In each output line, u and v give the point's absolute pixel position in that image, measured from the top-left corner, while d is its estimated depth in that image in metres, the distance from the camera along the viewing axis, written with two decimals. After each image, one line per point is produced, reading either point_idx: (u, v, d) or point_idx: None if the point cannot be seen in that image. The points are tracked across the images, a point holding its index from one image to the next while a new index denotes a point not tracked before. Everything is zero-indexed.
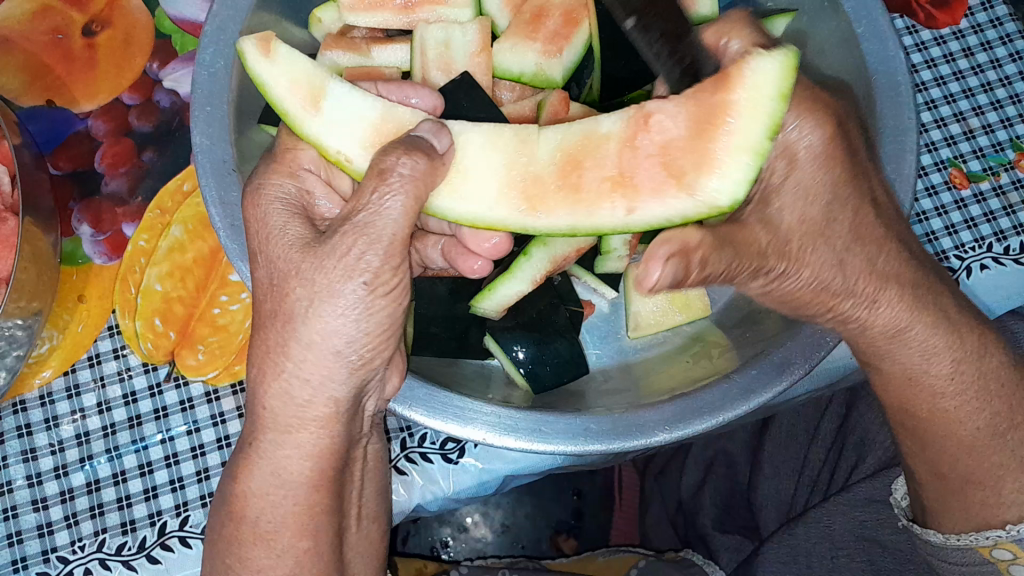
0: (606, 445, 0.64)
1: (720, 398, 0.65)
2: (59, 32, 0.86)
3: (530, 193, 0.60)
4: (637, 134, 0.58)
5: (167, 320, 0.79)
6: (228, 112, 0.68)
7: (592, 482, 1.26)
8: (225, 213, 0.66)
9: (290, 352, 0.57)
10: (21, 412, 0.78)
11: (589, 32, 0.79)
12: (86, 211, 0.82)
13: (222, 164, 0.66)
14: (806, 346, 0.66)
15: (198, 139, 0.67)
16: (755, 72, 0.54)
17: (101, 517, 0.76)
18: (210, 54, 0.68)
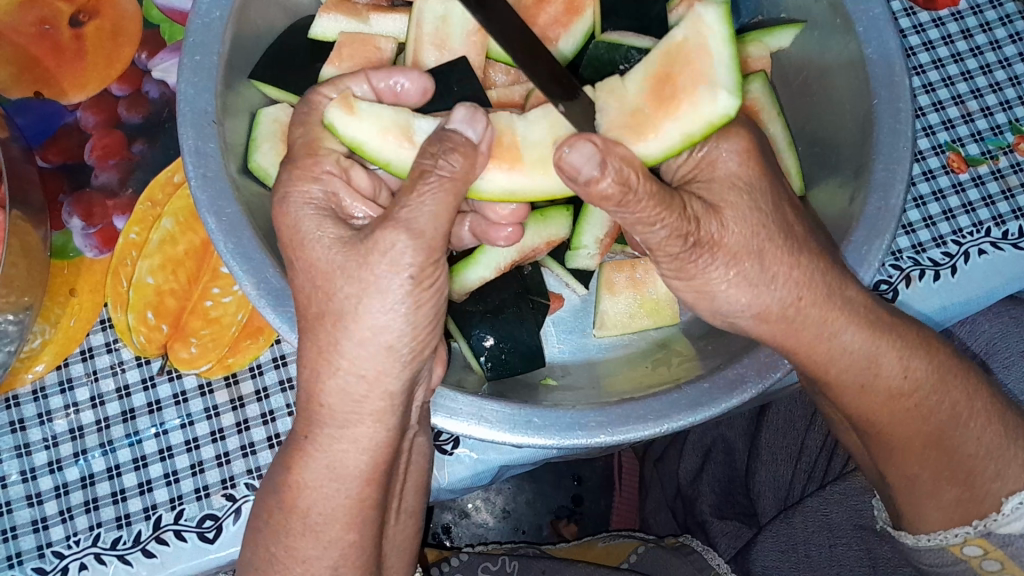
0: (589, 438, 0.64)
1: (707, 390, 0.65)
2: (47, 23, 0.85)
3: (634, 123, 0.63)
4: (699, 40, 0.63)
5: (160, 314, 0.79)
6: (217, 63, 0.70)
7: (593, 468, 1.26)
8: (198, 160, 0.67)
9: (342, 350, 0.58)
10: (13, 408, 0.77)
11: (591, 21, 0.79)
12: (76, 204, 0.82)
13: (202, 114, 0.68)
14: (763, 359, 0.66)
15: (183, 84, 0.68)
16: (698, 17, 0.64)
17: (95, 512, 0.76)
18: (198, 41, 0.69)
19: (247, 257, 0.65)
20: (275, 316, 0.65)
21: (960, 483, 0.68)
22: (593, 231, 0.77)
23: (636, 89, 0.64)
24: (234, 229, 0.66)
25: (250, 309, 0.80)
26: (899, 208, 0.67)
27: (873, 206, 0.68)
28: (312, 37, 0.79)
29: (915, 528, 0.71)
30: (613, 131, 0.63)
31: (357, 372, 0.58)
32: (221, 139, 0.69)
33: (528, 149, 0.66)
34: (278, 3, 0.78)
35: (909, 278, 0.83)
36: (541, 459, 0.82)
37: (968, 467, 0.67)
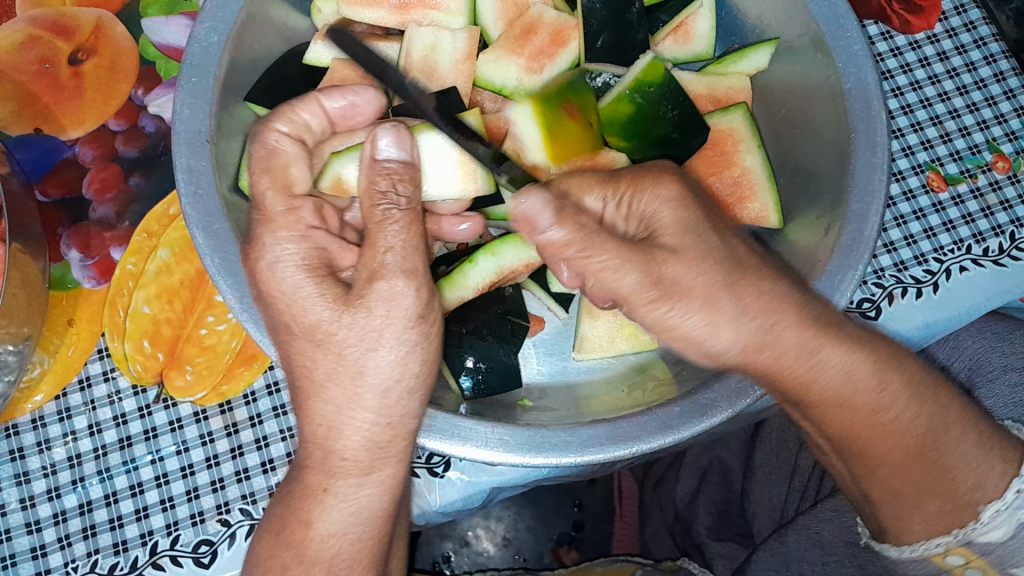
0: (558, 458, 0.66)
1: (681, 414, 0.67)
2: (47, 62, 0.88)
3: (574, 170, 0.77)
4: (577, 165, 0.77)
5: (156, 342, 0.80)
6: (212, 85, 0.72)
7: (594, 493, 1.27)
8: (191, 179, 0.69)
9: (362, 402, 0.61)
10: (13, 437, 0.79)
11: (575, 53, 0.82)
12: (75, 236, 0.84)
13: (196, 134, 0.70)
14: (731, 389, 0.67)
15: (178, 106, 0.70)
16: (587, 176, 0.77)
17: (93, 538, 0.77)
18: (191, 67, 0.71)
19: (235, 274, 0.67)
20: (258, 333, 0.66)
21: (912, 526, 0.70)
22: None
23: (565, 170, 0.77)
24: (222, 245, 0.68)
25: (244, 336, 0.81)
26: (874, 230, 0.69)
27: (850, 231, 0.69)
28: (307, 61, 0.81)
29: (900, 538, 0.71)
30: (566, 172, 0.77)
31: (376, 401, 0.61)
32: (213, 157, 0.71)
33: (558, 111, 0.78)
34: (275, 30, 0.80)
35: (891, 296, 0.84)
36: (531, 481, 0.83)
37: (916, 508, 0.69)
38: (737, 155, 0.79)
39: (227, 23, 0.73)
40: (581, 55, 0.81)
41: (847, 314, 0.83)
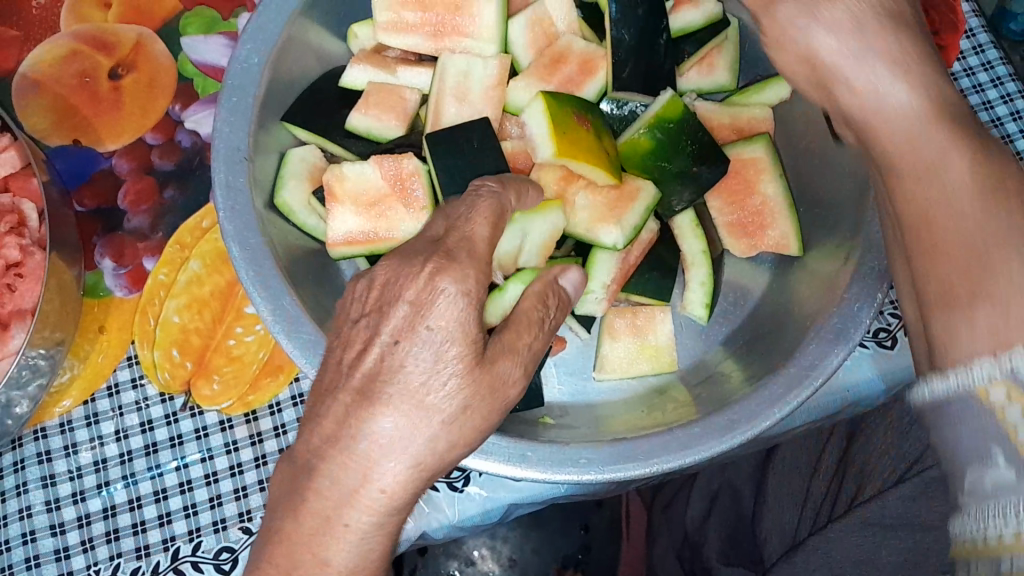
0: (579, 474, 0.67)
1: (700, 433, 0.68)
2: (87, 75, 0.91)
3: (604, 214, 0.79)
4: (610, 208, 0.79)
5: (185, 351, 0.82)
6: (252, 104, 0.74)
7: (601, 514, 1.27)
8: (229, 195, 0.71)
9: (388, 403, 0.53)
10: (41, 440, 0.80)
11: (603, 81, 0.83)
12: (109, 246, 0.86)
13: (235, 152, 0.72)
14: (751, 410, 0.68)
15: (218, 124, 0.72)
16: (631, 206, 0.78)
17: (116, 542, 0.78)
18: (233, 87, 0.74)
19: (270, 286, 0.69)
20: (290, 340, 0.68)
21: None
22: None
23: (588, 218, 0.79)
24: (256, 260, 0.70)
25: (271, 347, 0.83)
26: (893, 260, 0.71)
27: (870, 261, 0.71)
28: (342, 84, 0.84)
29: None
30: (596, 222, 0.79)
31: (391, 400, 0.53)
32: (250, 175, 0.73)
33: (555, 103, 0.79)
34: (313, 53, 0.83)
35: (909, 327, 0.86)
36: (547, 499, 0.84)
37: None
38: (759, 183, 0.81)
39: (269, 43, 0.75)
40: (608, 84, 0.82)
41: (862, 343, 0.86)
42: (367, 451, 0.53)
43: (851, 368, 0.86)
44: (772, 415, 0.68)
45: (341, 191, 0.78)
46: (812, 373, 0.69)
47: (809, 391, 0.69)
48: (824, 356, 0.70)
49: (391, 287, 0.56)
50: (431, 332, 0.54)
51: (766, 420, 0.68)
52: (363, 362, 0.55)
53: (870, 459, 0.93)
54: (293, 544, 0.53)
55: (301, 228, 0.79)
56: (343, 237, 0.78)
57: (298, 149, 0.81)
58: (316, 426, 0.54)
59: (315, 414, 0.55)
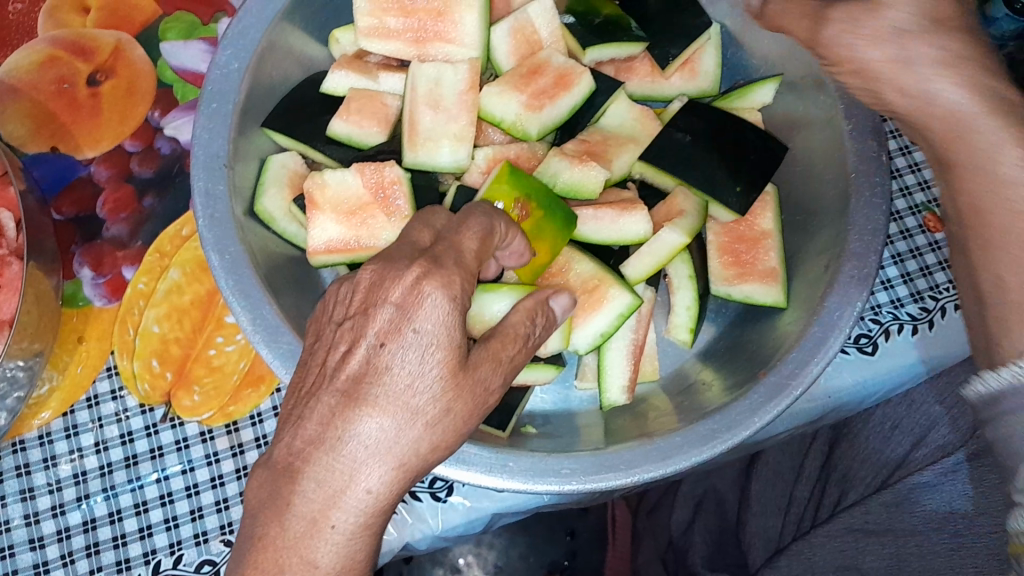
0: (561, 485, 0.66)
1: (680, 443, 0.68)
2: (65, 82, 0.90)
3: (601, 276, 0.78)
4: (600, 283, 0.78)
5: (165, 361, 0.81)
6: (232, 111, 0.73)
7: (587, 522, 1.26)
8: (208, 202, 0.71)
9: (375, 402, 0.53)
10: (20, 452, 0.79)
11: (579, 92, 0.81)
12: (87, 254, 0.85)
13: (214, 158, 0.72)
14: (733, 419, 0.68)
15: (198, 130, 0.72)
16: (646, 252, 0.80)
17: (97, 556, 0.77)
18: (212, 92, 0.73)
19: (246, 293, 0.68)
20: (269, 351, 0.67)
21: None
22: (622, 335, 0.81)
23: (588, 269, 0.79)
24: (235, 267, 0.69)
25: (251, 356, 0.82)
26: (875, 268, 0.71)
27: (850, 271, 0.71)
28: (323, 90, 0.83)
29: None
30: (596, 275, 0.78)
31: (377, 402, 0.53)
32: (230, 182, 0.73)
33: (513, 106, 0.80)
34: (294, 57, 0.82)
35: (889, 332, 0.86)
36: (531, 509, 0.84)
37: None
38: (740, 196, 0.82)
39: (249, 48, 0.75)
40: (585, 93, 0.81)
41: (844, 350, 0.86)
42: (357, 454, 0.53)
43: (834, 376, 0.86)
44: (754, 424, 0.68)
45: (323, 199, 0.77)
46: (794, 382, 0.69)
47: (790, 401, 0.68)
48: (805, 366, 0.69)
49: (375, 292, 0.56)
50: (417, 335, 0.55)
51: (747, 429, 0.68)
52: (348, 367, 0.55)
53: (853, 465, 0.95)
54: (279, 549, 0.52)
55: (282, 235, 0.79)
56: (324, 246, 0.77)
57: (278, 156, 0.81)
58: (300, 430, 0.54)
59: (298, 418, 0.54)
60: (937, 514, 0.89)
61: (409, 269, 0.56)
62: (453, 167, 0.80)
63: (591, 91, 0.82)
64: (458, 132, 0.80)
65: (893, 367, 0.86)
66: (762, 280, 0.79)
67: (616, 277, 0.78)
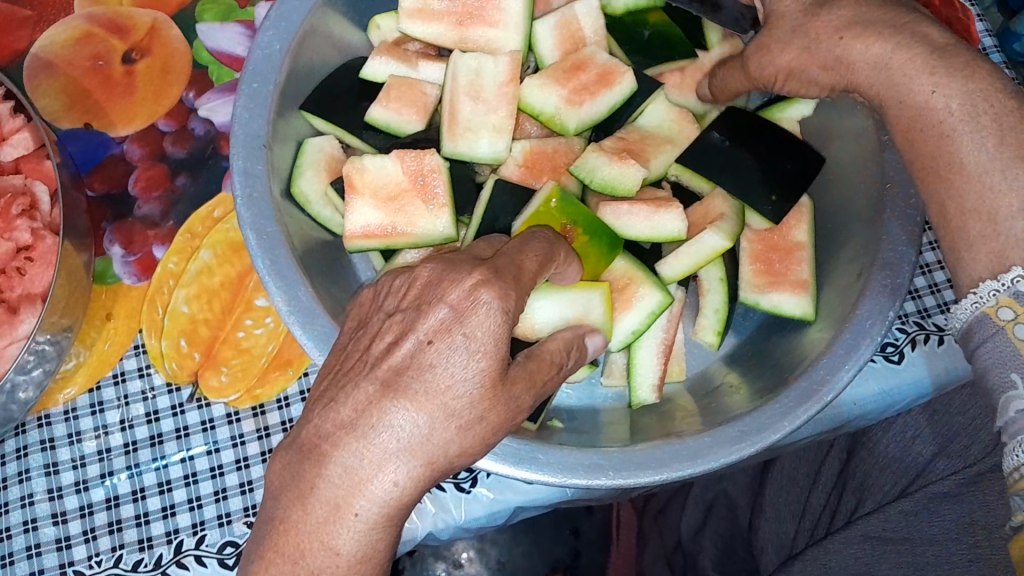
0: (591, 479, 0.67)
1: (709, 443, 0.68)
2: (100, 58, 0.90)
3: (629, 276, 0.79)
4: (628, 283, 0.79)
5: (193, 342, 0.81)
6: (272, 93, 0.73)
7: (592, 522, 1.25)
8: (246, 181, 0.71)
9: (411, 399, 0.53)
10: (45, 427, 0.79)
11: (618, 93, 0.81)
12: (118, 232, 0.85)
13: (254, 138, 0.71)
14: (762, 420, 0.69)
15: (238, 110, 0.72)
16: (685, 255, 0.80)
17: (119, 533, 0.77)
18: (255, 72, 0.73)
19: (282, 274, 0.68)
20: (302, 331, 0.67)
21: None
22: (652, 334, 0.82)
23: (619, 268, 0.80)
24: (272, 247, 0.69)
25: (281, 340, 0.82)
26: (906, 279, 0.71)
27: (883, 279, 0.71)
28: (363, 76, 0.83)
29: None
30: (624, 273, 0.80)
31: (414, 398, 0.53)
32: (268, 162, 0.73)
33: (552, 102, 0.81)
34: (333, 42, 0.82)
35: (914, 341, 0.88)
36: (553, 503, 0.84)
37: None
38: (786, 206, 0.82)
39: (290, 30, 0.74)
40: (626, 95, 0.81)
41: (873, 358, 0.87)
42: (387, 446, 0.52)
43: (859, 383, 0.87)
44: (784, 427, 0.68)
45: (361, 183, 0.77)
46: (823, 388, 0.69)
47: (820, 406, 0.69)
48: (835, 371, 0.70)
49: (433, 289, 0.57)
50: (466, 338, 0.54)
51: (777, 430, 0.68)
52: (391, 358, 0.55)
53: (871, 472, 0.95)
54: (302, 532, 0.52)
55: (317, 219, 0.79)
56: (360, 230, 0.77)
57: (315, 139, 0.81)
58: (333, 413, 0.54)
59: (334, 400, 0.54)
60: (955, 524, 0.88)
61: (468, 275, 0.56)
62: (491, 159, 0.81)
63: (631, 92, 0.82)
64: (497, 123, 0.80)
65: (914, 377, 0.87)
66: (792, 290, 0.79)
67: (645, 274, 0.79)
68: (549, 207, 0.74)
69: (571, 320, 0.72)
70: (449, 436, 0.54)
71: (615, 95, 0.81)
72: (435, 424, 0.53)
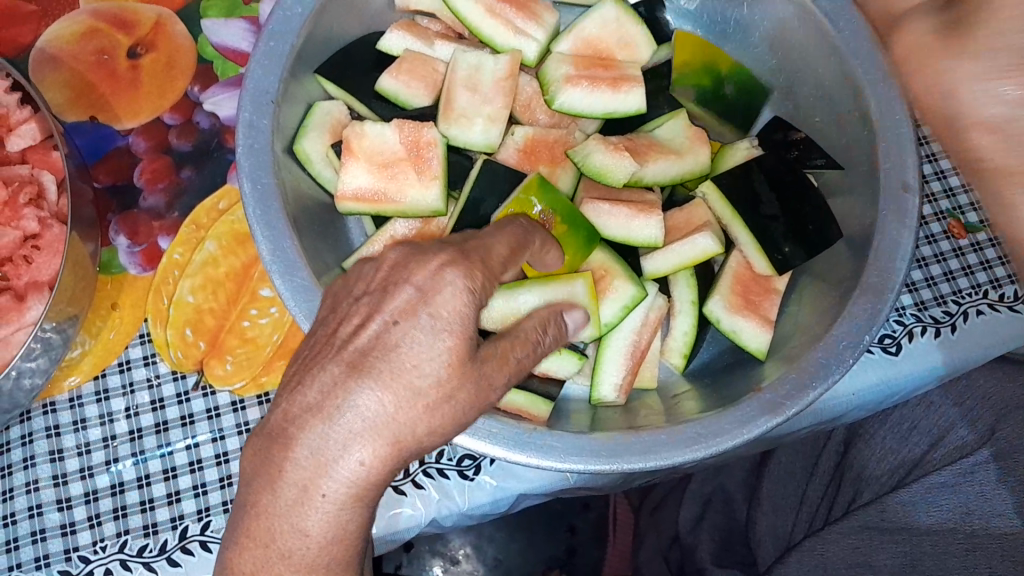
0: (594, 463, 0.68)
1: (665, 441, 0.69)
2: (105, 53, 0.91)
3: (607, 268, 0.80)
4: (605, 276, 0.80)
5: (198, 331, 0.81)
6: (289, 52, 0.76)
7: (586, 517, 1.25)
8: (250, 133, 0.73)
9: (371, 380, 0.53)
10: (50, 414, 0.80)
11: (616, 100, 0.82)
12: (123, 223, 0.86)
13: (263, 94, 0.74)
14: (763, 404, 0.70)
15: (254, 65, 0.74)
16: (674, 250, 0.81)
17: (124, 519, 0.78)
18: (280, 28, 0.75)
19: (270, 226, 0.70)
20: (291, 296, 0.68)
21: None
22: (624, 334, 0.80)
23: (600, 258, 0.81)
24: (264, 199, 0.71)
25: (285, 329, 0.83)
26: (897, 274, 0.73)
27: (872, 276, 0.73)
28: (379, 47, 0.85)
29: None
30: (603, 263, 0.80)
31: (381, 381, 0.53)
32: (275, 118, 0.75)
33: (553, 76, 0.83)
34: (350, 18, 0.84)
35: (912, 334, 0.89)
36: (554, 491, 0.85)
37: None
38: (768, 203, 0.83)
39: None
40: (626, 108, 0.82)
41: (871, 350, 0.88)
42: (353, 426, 0.52)
43: (855, 374, 0.88)
44: (739, 435, 0.69)
45: (360, 147, 0.78)
46: (816, 380, 0.71)
47: (780, 419, 0.70)
48: (834, 359, 0.71)
49: (399, 272, 0.57)
50: (432, 318, 0.55)
51: (778, 414, 0.70)
52: (357, 340, 0.55)
53: (868, 465, 0.97)
54: (272, 516, 0.53)
55: (316, 179, 0.80)
56: (352, 192, 0.78)
57: (325, 103, 0.83)
58: (299, 397, 0.53)
59: (300, 383, 0.54)
60: (953, 514, 0.90)
61: (466, 268, 0.57)
62: (482, 146, 0.82)
63: (636, 112, 0.83)
64: (491, 113, 0.82)
65: (912, 369, 0.88)
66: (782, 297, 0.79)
67: (623, 269, 0.79)
68: (540, 196, 0.75)
69: (551, 302, 0.72)
70: (418, 418, 0.54)
71: (613, 101, 0.82)
72: (397, 405, 0.53)
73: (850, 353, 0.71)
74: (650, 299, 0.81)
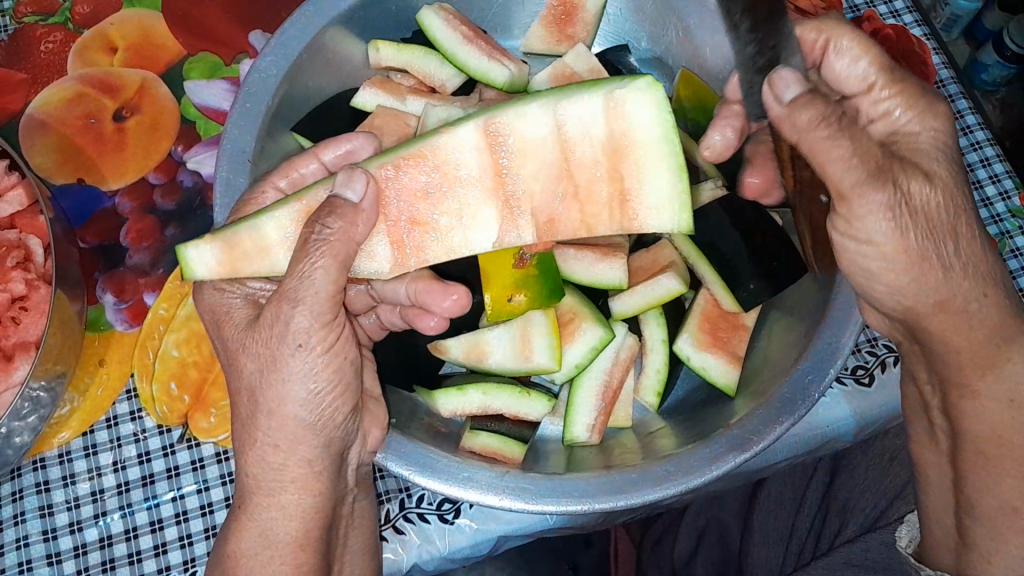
0: (566, 502, 0.69)
1: (636, 479, 0.70)
2: (92, 117, 0.94)
3: (575, 310, 0.82)
4: (575, 318, 0.82)
5: (182, 384, 0.84)
6: (264, 112, 0.78)
7: (589, 554, 1.22)
8: (227, 192, 0.75)
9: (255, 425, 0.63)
10: (40, 470, 0.82)
11: None
12: (110, 281, 0.89)
13: (240, 153, 0.75)
14: (732, 441, 0.71)
15: (231, 126, 0.76)
16: (642, 289, 0.82)
17: (112, 572, 0.80)
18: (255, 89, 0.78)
19: None
20: None
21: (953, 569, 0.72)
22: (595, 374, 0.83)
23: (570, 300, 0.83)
24: None
25: None
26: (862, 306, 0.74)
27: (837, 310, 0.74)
28: (353, 104, 0.89)
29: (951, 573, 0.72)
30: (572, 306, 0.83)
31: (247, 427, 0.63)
32: (252, 175, 0.77)
33: None
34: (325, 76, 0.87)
35: (884, 364, 0.90)
36: (536, 531, 0.86)
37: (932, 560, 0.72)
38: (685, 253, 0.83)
39: (290, 56, 0.80)
40: None
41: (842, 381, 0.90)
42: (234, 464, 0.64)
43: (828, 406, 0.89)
44: (710, 471, 0.70)
45: None
46: (783, 415, 0.72)
47: (749, 455, 0.71)
48: (802, 392, 0.72)
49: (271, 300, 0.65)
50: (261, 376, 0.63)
51: (748, 449, 0.71)
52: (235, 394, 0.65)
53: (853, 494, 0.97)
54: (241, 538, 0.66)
55: None
56: None
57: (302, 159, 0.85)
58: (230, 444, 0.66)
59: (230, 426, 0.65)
60: None
61: None
62: None
63: None
64: None
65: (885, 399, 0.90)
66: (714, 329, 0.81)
67: (589, 312, 0.81)
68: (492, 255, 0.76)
69: (514, 339, 0.80)
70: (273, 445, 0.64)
71: None
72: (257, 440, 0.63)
73: (816, 388, 0.72)
74: (619, 339, 0.83)
